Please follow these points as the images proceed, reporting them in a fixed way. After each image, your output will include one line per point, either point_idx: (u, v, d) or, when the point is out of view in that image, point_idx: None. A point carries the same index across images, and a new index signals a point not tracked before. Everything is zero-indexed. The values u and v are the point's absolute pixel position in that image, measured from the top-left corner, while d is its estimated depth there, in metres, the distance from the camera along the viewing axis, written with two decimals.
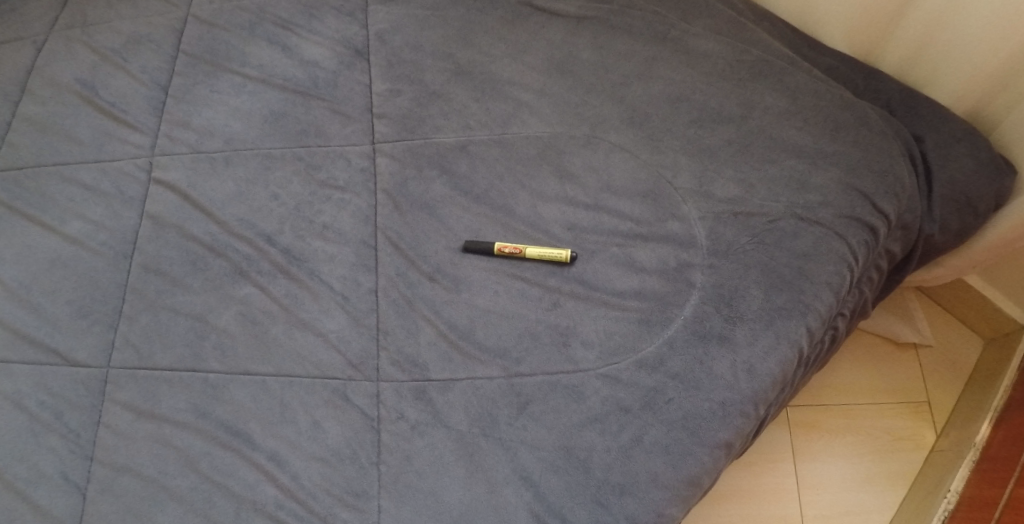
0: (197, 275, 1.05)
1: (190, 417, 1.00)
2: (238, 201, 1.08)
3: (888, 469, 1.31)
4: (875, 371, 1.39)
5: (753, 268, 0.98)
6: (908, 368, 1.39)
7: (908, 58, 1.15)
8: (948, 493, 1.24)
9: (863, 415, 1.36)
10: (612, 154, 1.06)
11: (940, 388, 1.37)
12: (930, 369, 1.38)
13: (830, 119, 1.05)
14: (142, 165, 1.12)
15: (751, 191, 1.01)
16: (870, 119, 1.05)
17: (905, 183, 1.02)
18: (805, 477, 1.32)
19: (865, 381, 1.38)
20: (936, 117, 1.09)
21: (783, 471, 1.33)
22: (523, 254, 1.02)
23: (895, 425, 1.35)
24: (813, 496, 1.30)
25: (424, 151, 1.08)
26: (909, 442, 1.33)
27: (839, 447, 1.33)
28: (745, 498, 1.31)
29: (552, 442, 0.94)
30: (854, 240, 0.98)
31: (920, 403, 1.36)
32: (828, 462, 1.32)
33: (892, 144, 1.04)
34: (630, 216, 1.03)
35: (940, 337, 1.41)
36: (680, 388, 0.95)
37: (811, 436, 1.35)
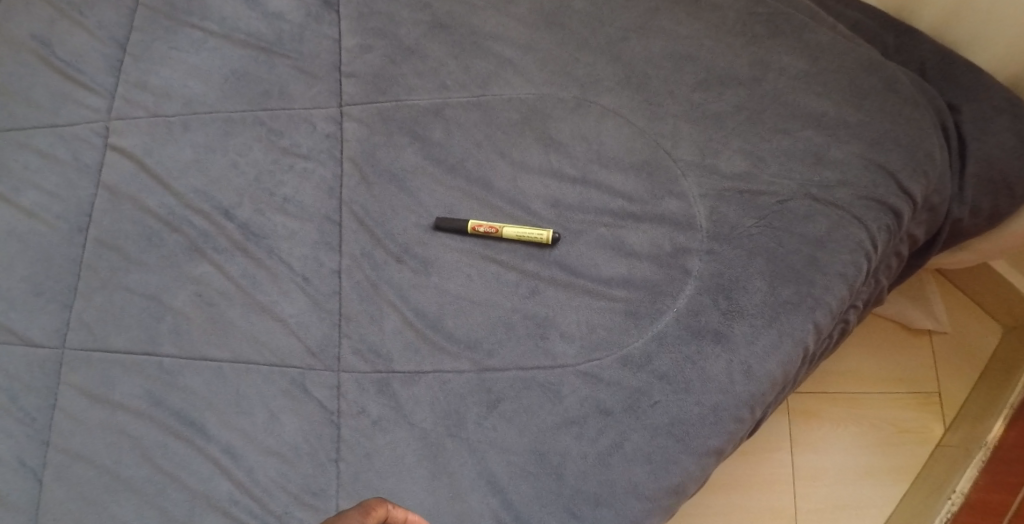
0: (153, 251, 0.98)
1: (144, 404, 0.93)
2: (195, 171, 0.99)
3: (890, 463, 1.21)
4: (886, 358, 1.26)
5: (757, 257, 0.86)
6: (920, 356, 1.26)
7: (945, 17, 1.01)
8: (953, 493, 1.14)
9: (872, 404, 1.24)
10: (604, 120, 0.95)
11: (953, 378, 1.24)
12: (943, 357, 1.25)
13: (854, 83, 0.91)
14: (99, 130, 1.04)
15: (760, 165, 0.89)
16: (901, 83, 0.91)
17: (937, 159, 0.88)
18: (802, 468, 1.22)
19: (873, 369, 1.26)
20: (975, 83, 0.94)
21: (779, 461, 1.22)
22: (500, 234, 0.91)
23: (902, 417, 1.23)
24: (810, 488, 1.21)
25: (395, 115, 0.98)
26: (913, 435, 1.22)
27: (841, 436, 1.23)
28: (737, 487, 1.22)
29: (524, 445, 0.86)
30: (874, 225, 0.86)
31: (931, 394, 1.24)
32: (827, 453, 1.22)
33: (925, 114, 0.90)
34: (621, 192, 0.92)
35: (955, 322, 1.27)
36: (667, 390, 0.85)
37: (811, 425, 1.24)
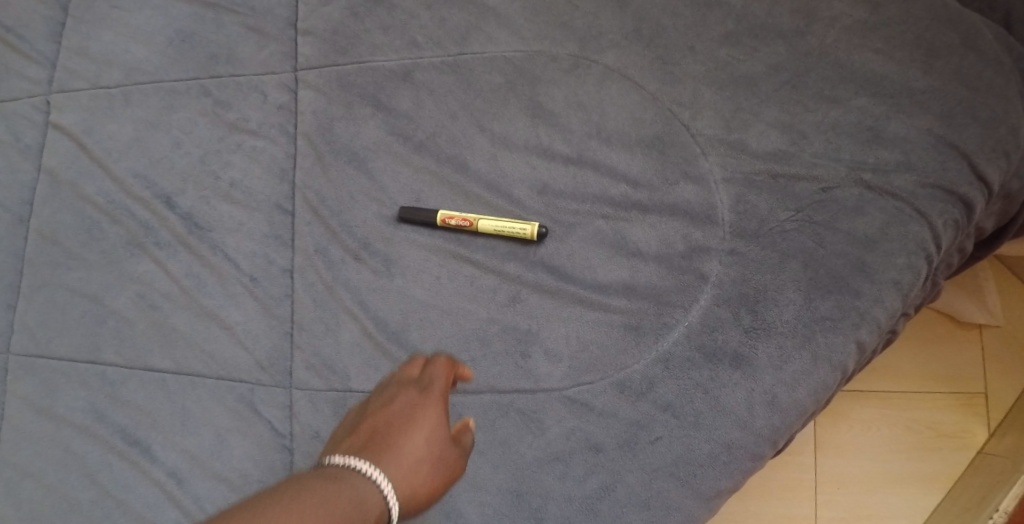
0: (93, 245, 0.85)
1: (88, 420, 0.82)
2: (136, 152, 0.86)
3: (923, 471, 1.00)
4: (926, 353, 1.04)
5: (792, 259, 0.68)
6: (966, 353, 1.03)
7: None
8: (994, 512, 0.91)
9: (908, 405, 1.02)
10: (605, 83, 0.76)
11: (1005, 379, 1.01)
12: (992, 354, 1.02)
13: (923, 37, 0.72)
14: (40, 106, 0.90)
15: (800, 142, 0.70)
16: (983, 38, 0.72)
17: (1021, 137, 0.70)
18: (824, 472, 1.01)
19: (912, 365, 1.03)
20: None
21: (798, 465, 1.02)
22: (475, 227, 0.76)
23: (939, 420, 1.01)
24: (833, 495, 1.00)
25: (357, 80, 0.82)
26: (952, 441, 1.00)
27: (873, 439, 1.01)
28: (749, 493, 1.01)
29: (499, 482, 0.71)
30: (940, 220, 0.68)
31: (975, 395, 1.02)
32: (853, 457, 1.01)
33: (1011, 80, 0.71)
34: (624, 175, 0.74)
35: (1007, 313, 1.03)
36: (672, 424, 0.69)
37: (838, 426, 1.02)
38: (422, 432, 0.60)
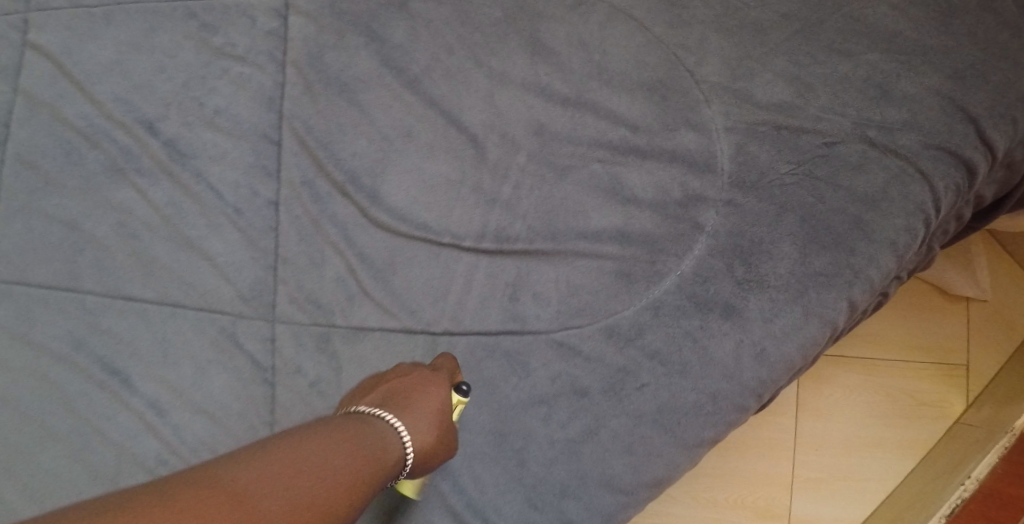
0: (72, 170, 0.82)
1: (65, 348, 0.80)
2: (117, 74, 0.83)
3: (902, 437, 1.00)
4: (912, 323, 1.02)
5: (790, 213, 0.67)
6: (952, 326, 1.01)
7: None
8: (967, 479, 0.93)
9: (892, 373, 1.01)
10: (609, 23, 0.73)
11: (986, 351, 1.01)
12: (978, 331, 1.01)
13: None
14: (16, 25, 0.85)
15: (806, 94, 0.69)
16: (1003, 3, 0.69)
17: None
18: (805, 433, 1.01)
19: (896, 333, 1.02)
20: None
21: (779, 425, 1.01)
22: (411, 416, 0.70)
23: (920, 388, 1.01)
24: (811, 456, 1.00)
25: (349, 8, 0.78)
26: (931, 409, 1.00)
27: (855, 403, 1.01)
28: (728, 447, 1.01)
29: (482, 423, 0.71)
30: (941, 182, 0.67)
31: (956, 366, 1.01)
32: (836, 420, 1.01)
33: None
34: (623, 118, 0.72)
35: (999, 291, 1.01)
36: (659, 371, 0.69)
37: (821, 390, 1.01)
38: (439, 413, 0.65)
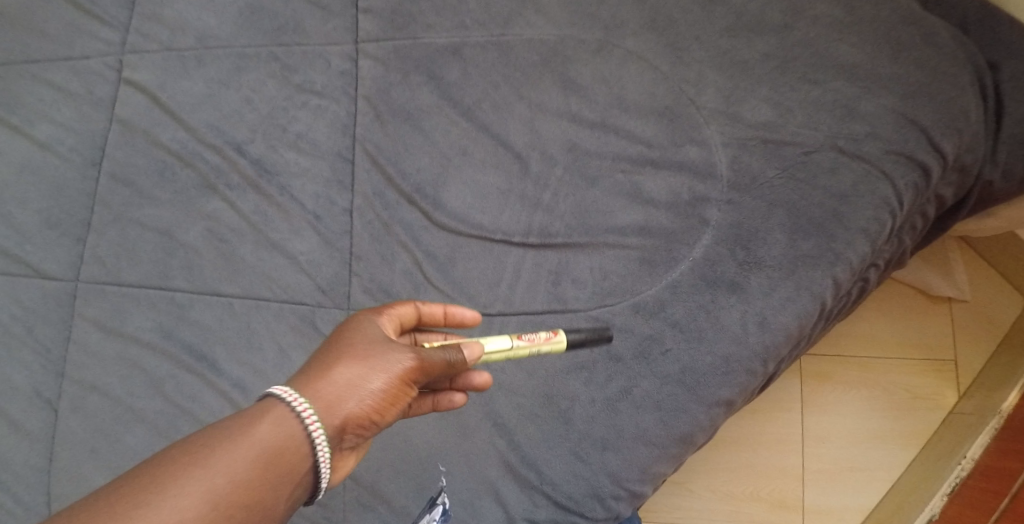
0: (166, 186, 0.97)
1: (156, 338, 0.94)
2: (208, 105, 0.98)
3: (900, 429, 1.10)
4: (900, 324, 1.13)
5: (778, 208, 0.84)
6: (935, 324, 1.12)
7: None
8: (963, 459, 1.05)
9: (885, 370, 1.12)
10: (626, 64, 0.91)
11: (971, 346, 1.11)
12: (960, 327, 1.12)
13: (889, 34, 0.86)
14: (112, 64, 1.02)
15: (786, 115, 0.86)
16: (941, 37, 0.86)
17: (971, 117, 0.84)
18: (811, 428, 1.11)
19: (886, 333, 1.13)
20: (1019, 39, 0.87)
21: (785, 421, 1.12)
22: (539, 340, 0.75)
23: (914, 383, 1.11)
24: (819, 449, 1.11)
25: (411, 53, 0.95)
26: (927, 402, 1.10)
27: (854, 400, 1.12)
28: (741, 445, 1.13)
29: (532, 387, 0.86)
30: (902, 182, 0.83)
31: (945, 361, 1.11)
32: (838, 415, 1.11)
33: (962, 71, 0.85)
34: (641, 138, 0.89)
35: (976, 291, 1.12)
36: (680, 338, 0.84)
37: (823, 388, 1.12)
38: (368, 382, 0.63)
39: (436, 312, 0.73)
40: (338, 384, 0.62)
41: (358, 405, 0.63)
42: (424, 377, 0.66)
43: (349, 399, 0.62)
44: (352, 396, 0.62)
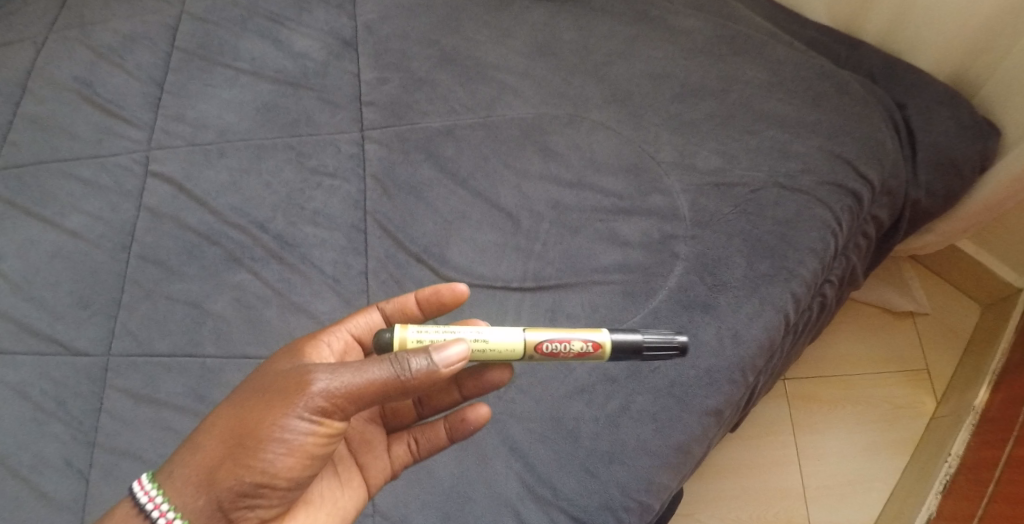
0: (194, 262, 1.08)
1: (188, 401, 1.01)
2: (231, 190, 1.10)
3: (888, 438, 1.26)
4: (874, 342, 1.33)
5: (736, 237, 0.99)
6: (905, 337, 1.32)
7: (888, 27, 1.12)
8: (949, 456, 1.17)
9: (866, 385, 1.30)
10: (595, 132, 1.07)
11: (940, 354, 1.30)
12: (927, 336, 1.32)
13: (809, 89, 1.05)
14: (140, 160, 1.15)
15: (732, 161, 1.02)
16: (851, 87, 1.05)
17: (888, 148, 1.02)
18: (805, 447, 1.27)
19: (864, 351, 1.32)
20: (918, 84, 1.06)
21: (781, 443, 1.27)
22: (601, 349, 0.83)
23: (894, 394, 1.29)
24: (817, 466, 1.25)
25: (411, 136, 1.10)
26: (908, 410, 1.27)
27: (840, 417, 1.28)
28: (745, 471, 1.26)
29: (541, 413, 0.96)
30: (837, 206, 0.99)
31: (920, 371, 1.30)
32: (827, 433, 1.27)
33: (874, 111, 1.04)
34: (614, 192, 1.04)
35: (934, 306, 1.33)
36: (666, 356, 0.96)
37: (811, 408, 1.29)
38: (253, 425, 0.78)
39: (408, 304, 0.92)
40: (220, 441, 0.78)
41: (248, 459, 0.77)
42: (329, 405, 0.77)
43: (237, 444, 0.78)
44: (240, 441, 0.78)
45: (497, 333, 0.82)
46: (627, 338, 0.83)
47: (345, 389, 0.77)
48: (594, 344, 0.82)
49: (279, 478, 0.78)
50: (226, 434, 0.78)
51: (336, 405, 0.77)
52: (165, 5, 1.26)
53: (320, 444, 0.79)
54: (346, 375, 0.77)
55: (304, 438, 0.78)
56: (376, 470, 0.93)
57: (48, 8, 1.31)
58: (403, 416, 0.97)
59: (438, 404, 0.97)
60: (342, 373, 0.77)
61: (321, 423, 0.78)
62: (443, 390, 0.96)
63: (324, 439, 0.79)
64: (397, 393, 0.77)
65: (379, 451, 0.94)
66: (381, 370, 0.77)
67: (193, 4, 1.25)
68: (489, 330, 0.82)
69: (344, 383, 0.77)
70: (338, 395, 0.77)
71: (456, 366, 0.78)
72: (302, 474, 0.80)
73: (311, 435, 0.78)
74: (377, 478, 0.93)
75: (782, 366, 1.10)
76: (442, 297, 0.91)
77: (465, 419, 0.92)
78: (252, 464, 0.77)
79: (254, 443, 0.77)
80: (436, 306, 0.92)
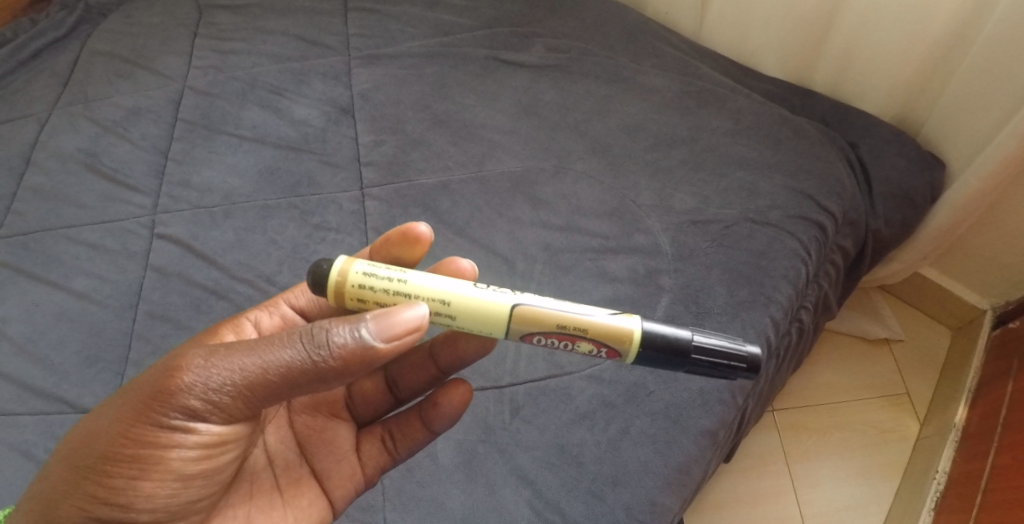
0: (201, 316, 1.11)
1: None
2: (237, 248, 1.16)
3: (877, 462, 1.37)
4: (854, 370, 1.46)
5: (715, 269, 1.07)
6: (884, 362, 1.46)
7: (836, 77, 1.27)
8: (937, 474, 1.26)
9: (851, 412, 1.42)
10: (580, 181, 1.16)
11: (918, 379, 1.44)
12: (903, 361, 1.46)
13: (771, 135, 1.18)
14: (145, 224, 1.20)
15: (706, 202, 1.12)
16: (808, 131, 1.18)
17: (845, 184, 1.14)
18: (799, 476, 1.37)
19: (847, 379, 1.46)
20: (865, 126, 1.22)
21: (776, 473, 1.38)
22: (626, 355, 0.82)
23: (880, 419, 1.41)
24: (812, 493, 1.35)
25: (409, 191, 1.17)
26: (894, 434, 1.39)
27: (830, 445, 1.39)
28: (746, 501, 1.35)
29: (546, 442, 1.00)
30: (805, 236, 1.09)
31: (901, 397, 1.43)
32: (818, 460, 1.38)
33: (831, 151, 1.17)
34: (600, 233, 1.12)
35: (909, 333, 1.49)
36: (659, 381, 1.03)
37: (801, 437, 1.41)
38: (117, 428, 0.78)
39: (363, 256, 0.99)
40: (88, 448, 0.79)
41: (110, 464, 0.78)
42: (186, 400, 0.77)
43: (100, 450, 0.79)
44: (103, 446, 0.79)
45: (470, 321, 0.81)
46: (676, 336, 0.81)
47: (206, 393, 0.77)
48: (614, 352, 0.82)
49: (143, 512, 0.79)
50: (76, 470, 0.79)
51: (197, 413, 0.78)
52: (168, 81, 1.35)
53: (191, 459, 0.80)
54: (199, 379, 0.77)
55: (169, 455, 0.79)
56: (338, 474, 0.97)
57: (51, 88, 1.37)
58: (375, 398, 1.03)
59: (413, 384, 1.03)
60: (196, 376, 0.77)
61: (188, 434, 0.79)
62: (418, 367, 1.02)
63: (198, 453, 0.80)
64: (270, 384, 0.78)
65: (348, 448, 0.99)
66: (245, 364, 0.77)
67: (196, 80, 1.34)
68: (460, 315, 0.81)
69: (199, 388, 0.77)
70: (197, 402, 0.77)
71: (405, 338, 0.78)
72: (186, 480, 0.81)
73: (176, 452, 0.79)
74: (338, 483, 0.97)
75: (768, 391, 1.17)
76: (390, 241, 0.93)
77: (438, 404, 0.96)
78: (113, 500, 0.78)
79: (110, 474, 0.78)
80: (398, 251, 0.93)
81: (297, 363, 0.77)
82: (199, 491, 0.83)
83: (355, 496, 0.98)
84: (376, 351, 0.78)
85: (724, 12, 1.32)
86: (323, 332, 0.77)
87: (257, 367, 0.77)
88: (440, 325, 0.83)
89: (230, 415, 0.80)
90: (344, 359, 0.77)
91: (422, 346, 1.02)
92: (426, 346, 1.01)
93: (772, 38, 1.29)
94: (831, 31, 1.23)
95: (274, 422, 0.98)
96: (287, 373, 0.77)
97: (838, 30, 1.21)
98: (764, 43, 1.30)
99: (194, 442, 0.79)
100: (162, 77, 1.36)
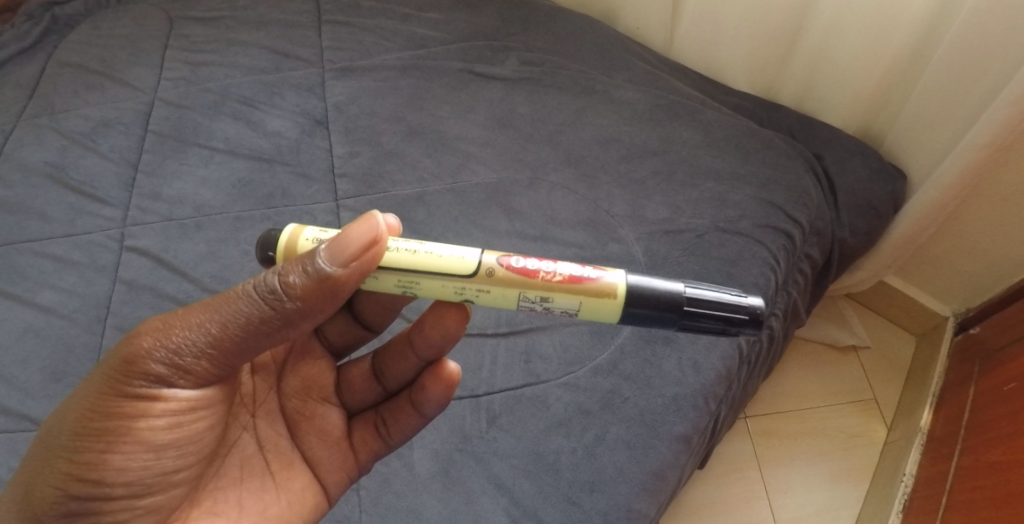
0: None
1: None
2: (210, 260, 1.15)
3: (848, 467, 1.39)
4: (823, 376, 1.49)
5: (687, 276, 1.08)
6: (851, 368, 1.50)
7: (801, 91, 1.31)
8: (904, 477, 1.29)
9: (820, 418, 1.45)
10: (554, 192, 1.17)
11: (884, 385, 1.47)
12: (869, 367, 1.49)
13: (739, 147, 1.21)
14: (115, 237, 1.18)
15: (678, 211, 1.14)
16: (775, 143, 1.22)
17: (811, 194, 1.18)
18: (772, 482, 1.39)
19: (815, 385, 1.48)
20: (829, 138, 1.26)
21: (749, 478, 1.40)
22: (614, 295, 0.81)
23: (849, 424, 1.44)
24: (785, 498, 1.37)
25: (383, 202, 1.17)
26: (862, 438, 1.42)
27: (801, 451, 1.42)
28: (720, 508, 1.37)
29: (523, 450, 1.01)
30: (773, 245, 1.12)
31: (869, 403, 1.46)
32: (789, 466, 1.40)
33: (797, 163, 1.20)
34: (574, 243, 1.12)
35: (874, 340, 1.52)
36: (634, 387, 1.04)
37: (773, 444, 1.43)
38: (84, 404, 0.81)
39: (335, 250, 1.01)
40: (59, 428, 0.81)
41: (80, 439, 0.80)
42: (150, 364, 0.79)
43: (69, 429, 0.81)
44: (72, 425, 0.81)
45: (441, 247, 0.83)
46: (666, 289, 0.82)
47: (169, 357, 0.80)
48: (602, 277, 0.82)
49: (118, 484, 0.81)
50: (50, 452, 0.81)
51: (162, 378, 0.80)
52: (138, 93, 1.33)
53: (161, 426, 0.82)
54: (159, 344, 0.80)
55: (138, 424, 0.81)
56: (329, 461, 0.98)
57: (15, 100, 1.35)
58: (362, 386, 1.03)
59: (399, 373, 1.01)
60: (156, 341, 0.80)
61: (156, 402, 0.81)
62: (400, 354, 0.99)
63: (170, 419, 0.82)
64: (235, 339, 0.80)
65: (336, 438, 1.00)
66: (206, 324, 0.79)
67: (167, 92, 1.33)
68: (430, 243, 0.83)
69: (161, 352, 0.80)
70: (161, 366, 0.80)
71: (361, 257, 0.79)
72: (162, 449, 0.82)
73: (145, 421, 0.81)
74: (330, 469, 0.98)
75: (740, 398, 1.19)
76: None
77: (426, 387, 0.97)
78: (87, 476, 0.80)
79: (81, 450, 0.80)
80: None
81: (257, 314, 0.79)
82: (176, 462, 0.84)
83: (350, 482, 0.99)
84: (331, 283, 0.79)
85: (693, 28, 1.35)
86: (276, 277, 0.79)
87: (218, 326, 0.80)
88: (408, 259, 0.82)
89: (199, 377, 0.82)
90: (301, 300, 0.79)
91: (403, 332, 0.99)
92: (404, 333, 0.98)
93: (740, 53, 1.32)
94: (796, 46, 1.27)
95: (264, 407, 0.99)
96: (249, 325, 0.80)
97: (803, 44, 1.25)
98: (731, 57, 1.34)
99: (162, 409, 0.81)
100: (132, 88, 1.34)
